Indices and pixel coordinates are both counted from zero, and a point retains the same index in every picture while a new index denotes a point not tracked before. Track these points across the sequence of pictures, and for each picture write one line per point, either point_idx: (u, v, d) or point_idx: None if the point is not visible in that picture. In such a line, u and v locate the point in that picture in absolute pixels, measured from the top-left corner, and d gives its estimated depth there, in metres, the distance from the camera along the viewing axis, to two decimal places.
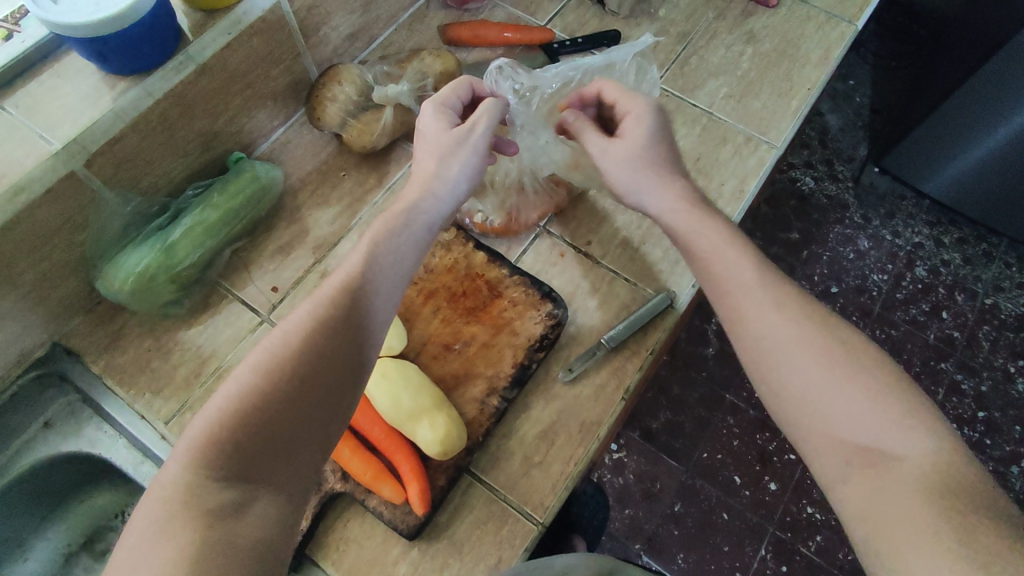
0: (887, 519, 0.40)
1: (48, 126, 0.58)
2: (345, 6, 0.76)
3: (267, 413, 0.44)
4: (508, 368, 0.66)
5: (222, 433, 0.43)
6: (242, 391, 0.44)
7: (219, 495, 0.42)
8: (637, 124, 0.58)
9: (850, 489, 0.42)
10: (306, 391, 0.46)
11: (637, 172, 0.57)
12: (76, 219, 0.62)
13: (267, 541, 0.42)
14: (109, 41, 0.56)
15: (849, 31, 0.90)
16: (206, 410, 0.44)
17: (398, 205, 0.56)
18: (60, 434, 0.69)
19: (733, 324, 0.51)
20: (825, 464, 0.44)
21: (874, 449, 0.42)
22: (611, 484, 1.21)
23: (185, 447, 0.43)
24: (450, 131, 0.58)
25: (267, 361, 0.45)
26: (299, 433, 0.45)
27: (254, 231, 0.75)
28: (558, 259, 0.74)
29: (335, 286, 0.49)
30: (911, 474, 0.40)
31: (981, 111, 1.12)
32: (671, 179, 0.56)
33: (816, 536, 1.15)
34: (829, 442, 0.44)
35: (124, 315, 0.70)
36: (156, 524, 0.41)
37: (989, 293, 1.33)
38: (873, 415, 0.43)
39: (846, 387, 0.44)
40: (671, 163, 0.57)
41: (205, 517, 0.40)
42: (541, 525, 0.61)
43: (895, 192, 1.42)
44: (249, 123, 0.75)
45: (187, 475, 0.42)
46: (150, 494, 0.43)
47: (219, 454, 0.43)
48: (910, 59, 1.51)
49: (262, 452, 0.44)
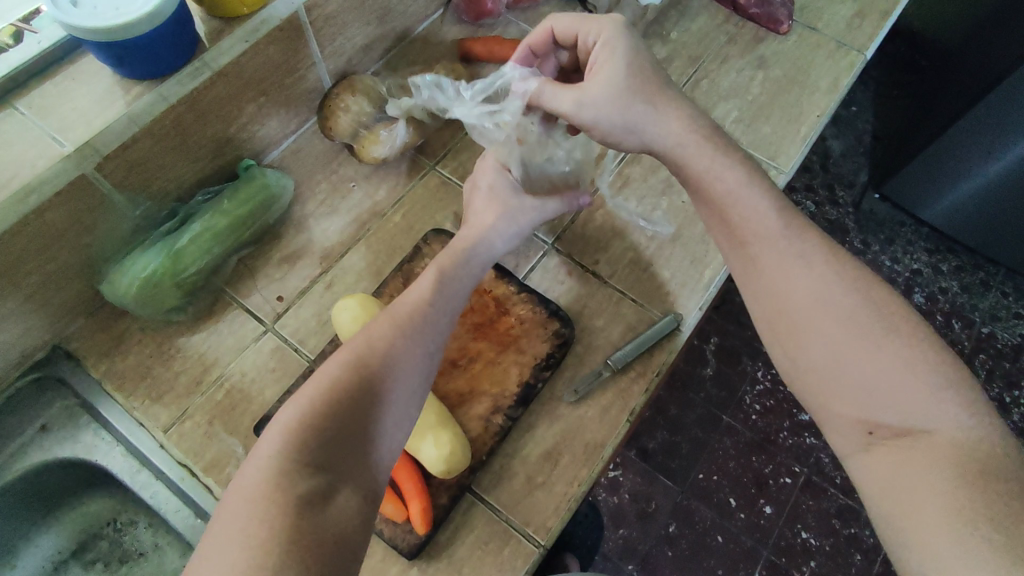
0: (905, 492, 0.43)
1: (61, 127, 0.58)
2: (362, 17, 0.76)
3: (356, 405, 0.45)
4: (513, 387, 0.66)
5: (315, 418, 0.44)
6: (333, 380, 0.46)
7: (308, 481, 0.41)
8: (607, 60, 0.59)
9: (872, 460, 0.46)
10: (386, 389, 0.47)
11: (638, 106, 0.58)
12: (85, 221, 0.62)
13: (349, 533, 0.42)
14: (127, 46, 0.56)
15: (858, 60, 0.91)
16: (297, 400, 0.45)
17: (463, 238, 0.62)
18: (56, 439, 0.67)
19: (776, 336, 0.52)
20: (848, 435, 0.48)
21: (900, 425, 0.46)
22: (605, 503, 1.20)
23: (279, 429, 0.43)
24: (513, 198, 0.66)
25: (356, 356, 0.48)
26: (377, 427, 0.46)
27: (262, 239, 0.75)
28: (565, 277, 0.74)
29: (411, 303, 0.53)
30: (940, 451, 0.43)
31: (984, 141, 1.14)
32: (666, 114, 0.58)
33: (809, 561, 1.14)
34: (853, 414, 0.48)
35: (128, 319, 0.69)
36: (250, 504, 0.40)
37: (986, 322, 1.33)
38: (908, 394, 0.46)
39: (879, 356, 0.47)
40: (660, 91, 0.59)
41: (300, 499, 0.40)
42: (542, 547, 0.60)
43: (895, 219, 1.43)
44: (261, 130, 0.75)
45: (281, 459, 0.42)
46: (237, 479, 0.42)
47: (312, 438, 0.43)
48: (912, 87, 1.53)
49: (349, 444, 0.44)
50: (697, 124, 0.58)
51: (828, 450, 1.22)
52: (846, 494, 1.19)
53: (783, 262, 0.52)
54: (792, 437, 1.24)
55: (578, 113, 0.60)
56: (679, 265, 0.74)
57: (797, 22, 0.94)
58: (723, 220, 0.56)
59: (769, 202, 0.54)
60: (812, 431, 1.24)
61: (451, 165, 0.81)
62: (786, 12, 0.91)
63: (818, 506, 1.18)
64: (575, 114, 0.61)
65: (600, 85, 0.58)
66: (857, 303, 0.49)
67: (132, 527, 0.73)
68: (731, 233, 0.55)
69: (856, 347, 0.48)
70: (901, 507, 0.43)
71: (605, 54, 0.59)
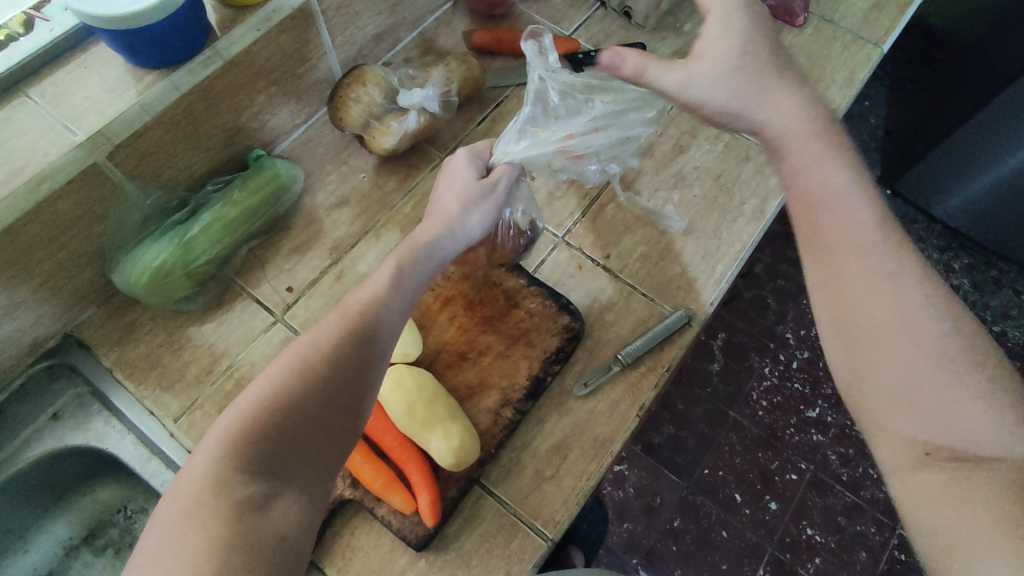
0: (945, 507, 0.42)
1: (73, 116, 0.58)
2: (374, 6, 0.76)
3: (298, 412, 0.44)
4: (523, 381, 0.65)
5: (253, 427, 0.42)
6: (276, 388, 0.44)
7: (246, 488, 0.40)
8: (723, 40, 0.55)
9: (919, 478, 0.45)
10: (333, 393, 0.45)
11: (753, 89, 0.54)
12: (96, 210, 0.62)
13: (288, 539, 0.41)
14: (139, 34, 0.55)
15: (874, 53, 0.89)
16: (238, 404, 0.43)
17: (420, 234, 0.56)
18: (67, 427, 0.68)
19: (834, 334, 0.50)
20: (894, 451, 0.47)
21: (957, 449, 0.44)
22: (611, 497, 1.20)
23: (215, 436, 0.42)
24: (474, 184, 0.60)
25: (301, 360, 0.45)
26: (322, 434, 0.45)
27: (272, 229, 0.74)
28: (576, 270, 0.73)
29: (364, 299, 0.49)
30: (992, 476, 0.42)
31: (999, 137, 1.12)
32: (786, 93, 0.54)
33: (815, 558, 1.14)
34: (906, 432, 0.46)
35: (138, 308, 0.70)
36: (180, 518, 0.39)
37: (998, 320, 1.32)
38: (971, 418, 0.44)
39: (947, 378, 0.45)
40: (780, 68, 0.55)
41: (234, 511, 0.39)
42: (550, 541, 0.60)
43: (907, 216, 1.41)
44: (272, 120, 0.75)
45: (218, 465, 0.41)
46: (176, 483, 0.41)
47: (248, 447, 0.41)
48: (926, 82, 1.51)
49: (291, 450, 0.43)
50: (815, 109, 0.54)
51: (834, 446, 1.22)
52: (853, 491, 1.18)
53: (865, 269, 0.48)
54: (799, 434, 1.24)
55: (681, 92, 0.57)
56: (689, 260, 0.74)
57: (812, 15, 0.92)
58: (807, 211, 0.52)
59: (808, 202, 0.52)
60: (819, 428, 1.24)
61: None
62: (802, 4, 0.90)
63: (824, 502, 1.18)
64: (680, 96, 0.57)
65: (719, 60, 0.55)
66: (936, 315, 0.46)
67: (141, 515, 0.74)
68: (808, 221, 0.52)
69: (923, 365, 0.45)
70: (946, 526, 0.42)
71: (718, 27, 0.55)
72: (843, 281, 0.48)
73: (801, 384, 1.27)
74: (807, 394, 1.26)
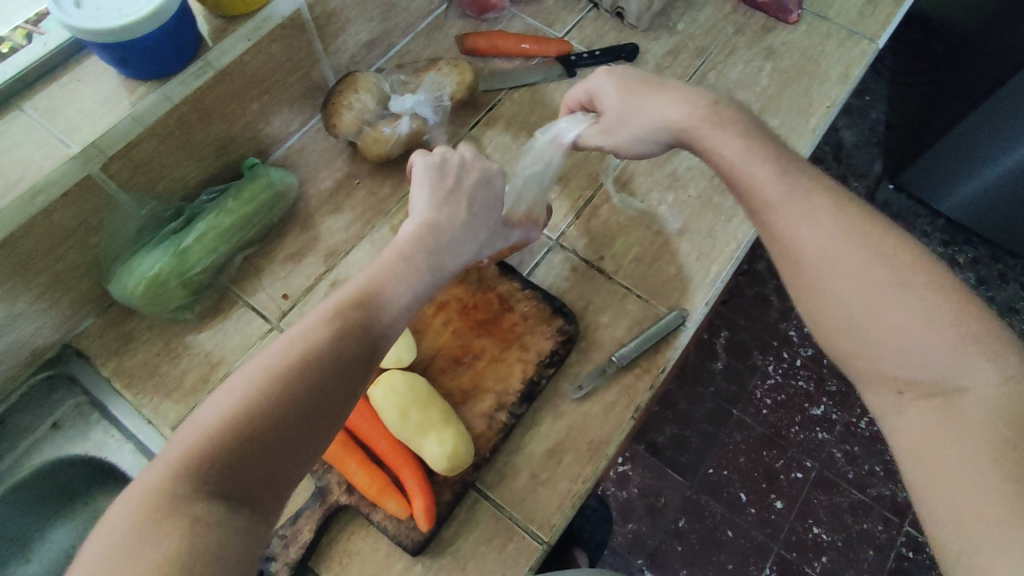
0: (947, 457, 0.41)
1: (67, 129, 0.58)
2: (364, 14, 0.76)
3: (272, 423, 0.41)
4: (518, 384, 0.66)
5: (219, 435, 0.40)
6: (246, 395, 0.42)
7: (205, 503, 0.38)
8: (604, 90, 0.64)
9: (904, 419, 0.45)
10: (311, 404, 0.43)
11: (642, 104, 0.61)
12: (91, 222, 0.62)
13: (242, 557, 0.38)
14: (131, 46, 0.56)
15: (869, 49, 0.89)
16: (207, 409, 0.41)
17: (453, 254, 0.56)
18: (67, 437, 0.68)
19: (797, 289, 0.51)
20: (877, 397, 0.47)
21: (932, 385, 0.44)
22: (614, 497, 1.19)
23: (178, 443, 0.40)
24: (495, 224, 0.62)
25: (276, 366, 0.43)
26: (292, 445, 0.42)
27: (267, 238, 0.75)
28: (570, 273, 0.73)
29: (352, 303, 0.48)
30: (967, 411, 0.42)
31: (1001, 128, 1.11)
32: (672, 96, 0.60)
33: (822, 557, 1.13)
34: (881, 375, 0.46)
35: (135, 318, 0.70)
36: (129, 529, 0.36)
37: (1005, 315, 1.31)
38: (934, 348, 0.44)
39: (908, 303, 0.45)
40: (655, 85, 0.62)
41: (188, 526, 0.36)
42: (546, 543, 0.60)
43: (910, 210, 1.40)
44: (265, 129, 0.75)
45: (177, 475, 0.38)
46: (130, 491, 0.38)
47: (211, 457, 0.39)
48: (927, 75, 1.50)
49: (257, 461, 0.41)
50: (705, 103, 0.59)
51: (840, 445, 1.21)
52: (859, 489, 1.18)
53: (806, 218, 0.50)
54: (804, 432, 1.23)
55: (608, 137, 0.65)
56: (685, 259, 0.74)
57: (807, 11, 0.92)
58: (744, 192, 0.54)
59: (767, 168, 0.53)
60: (824, 425, 1.23)
61: None
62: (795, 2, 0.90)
63: (831, 501, 1.17)
64: (608, 143, 0.65)
65: (612, 103, 0.63)
66: (889, 254, 0.47)
67: None
68: (751, 199, 0.54)
69: (881, 298, 0.46)
70: (927, 471, 0.42)
71: (598, 79, 0.65)
72: (817, 263, 0.49)
73: (805, 381, 1.27)
74: (811, 391, 1.25)
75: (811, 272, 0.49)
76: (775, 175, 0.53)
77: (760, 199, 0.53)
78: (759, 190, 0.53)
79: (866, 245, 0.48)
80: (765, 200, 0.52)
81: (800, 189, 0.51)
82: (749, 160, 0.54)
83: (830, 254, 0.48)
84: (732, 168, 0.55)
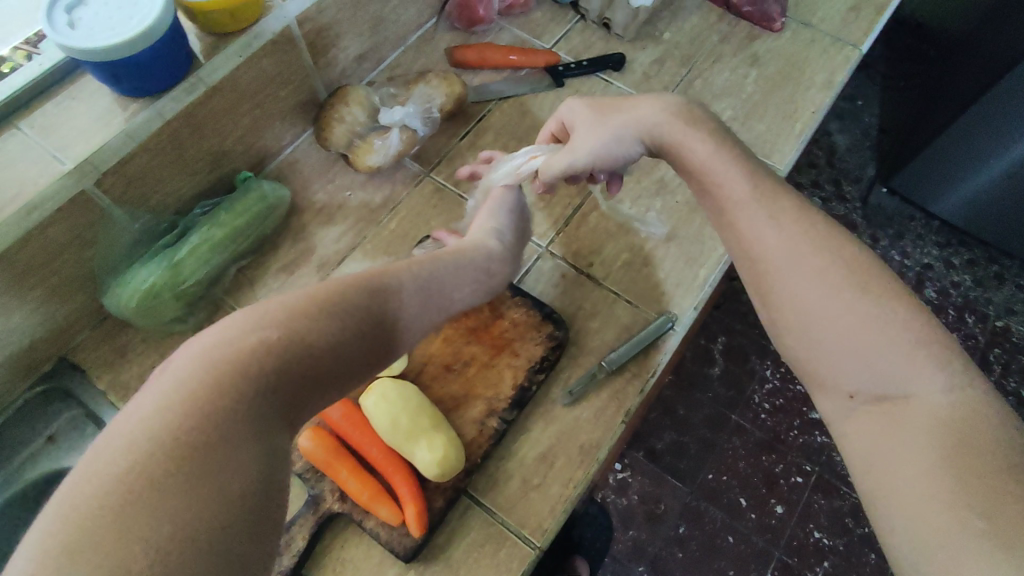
0: (895, 462, 0.43)
1: (61, 146, 0.59)
2: (355, 29, 0.78)
3: (292, 352, 0.42)
4: (508, 391, 0.66)
5: (263, 355, 0.40)
6: (287, 324, 0.42)
7: (243, 413, 0.38)
8: (574, 111, 0.67)
9: (855, 424, 0.46)
10: (341, 341, 0.44)
11: (611, 113, 0.64)
12: (85, 236, 0.63)
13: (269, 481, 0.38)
14: (124, 65, 0.57)
15: (853, 55, 0.90)
16: (247, 325, 0.41)
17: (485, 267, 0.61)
18: (62, 450, 0.68)
19: (759, 298, 0.52)
20: (830, 403, 0.48)
21: (881, 393, 0.45)
22: (614, 505, 1.19)
23: (215, 350, 0.39)
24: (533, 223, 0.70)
25: (314, 304, 0.44)
26: (320, 380, 0.43)
27: (260, 250, 0.76)
28: (559, 280, 0.74)
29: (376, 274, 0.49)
30: (913, 418, 0.43)
31: (992, 130, 1.12)
32: (640, 103, 0.63)
33: (823, 562, 1.13)
34: (833, 381, 0.48)
35: (131, 331, 0.71)
36: (165, 425, 0.36)
37: (1001, 316, 1.31)
38: (882, 353, 0.45)
39: (851, 308, 0.47)
40: (622, 100, 0.65)
41: (225, 438, 0.37)
42: (538, 549, 0.60)
43: (904, 213, 1.41)
44: (258, 142, 0.77)
45: (219, 380, 0.38)
46: (159, 386, 0.38)
47: (253, 373, 0.39)
48: (918, 80, 1.51)
49: (291, 387, 0.41)
50: (672, 106, 0.61)
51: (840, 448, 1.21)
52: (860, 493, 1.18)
53: (760, 224, 0.52)
54: (803, 436, 1.23)
55: (574, 151, 0.65)
56: (674, 264, 0.74)
57: (791, 18, 0.94)
58: (714, 195, 0.57)
59: (735, 168, 0.56)
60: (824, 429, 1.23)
61: (446, 172, 0.82)
62: (778, 9, 0.91)
63: (831, 505, 1.17)
64: (575, 160, 0.65)
65: (582, 119, 0.66)
66: (834, 261, 0.49)
67: None
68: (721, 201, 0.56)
69: (830, 303, 0.48)
70: (878, 476, 0.43)
71: (568, 107, 0.69)
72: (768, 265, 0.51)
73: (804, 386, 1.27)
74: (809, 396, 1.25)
75: (776, 274, 0.50)
76: (742, 176, 0.55)
77: (728, 198, 0.55)
78: (729, 190, 0.55)
79: (828, 248, 0.50)
80: (737, 202, 0.54)
81: (760, 198, 0.54)
82: (716, 164, 0.56)
83: (784, 255, 0.50)
84: (704, 172, 0.57)
